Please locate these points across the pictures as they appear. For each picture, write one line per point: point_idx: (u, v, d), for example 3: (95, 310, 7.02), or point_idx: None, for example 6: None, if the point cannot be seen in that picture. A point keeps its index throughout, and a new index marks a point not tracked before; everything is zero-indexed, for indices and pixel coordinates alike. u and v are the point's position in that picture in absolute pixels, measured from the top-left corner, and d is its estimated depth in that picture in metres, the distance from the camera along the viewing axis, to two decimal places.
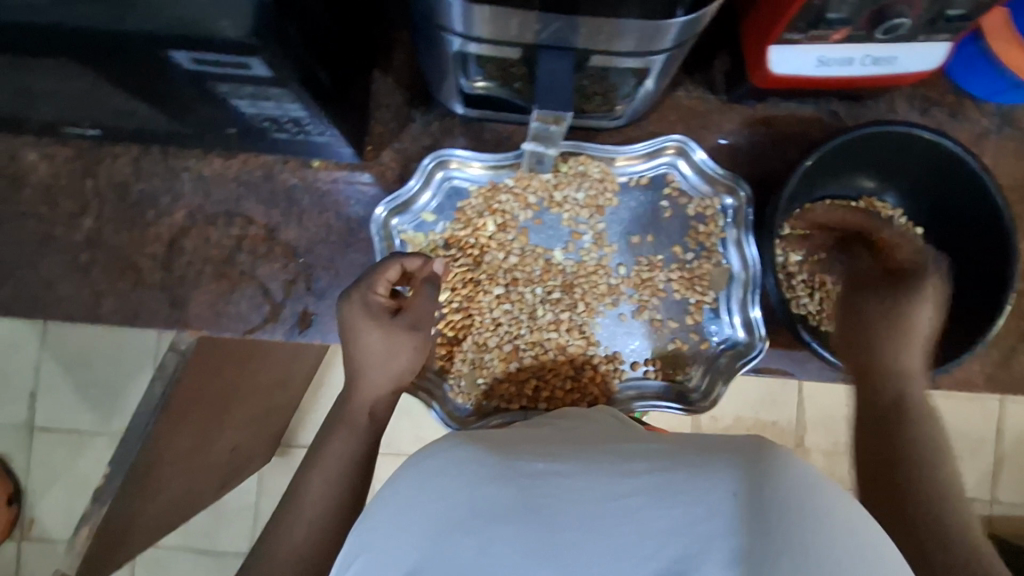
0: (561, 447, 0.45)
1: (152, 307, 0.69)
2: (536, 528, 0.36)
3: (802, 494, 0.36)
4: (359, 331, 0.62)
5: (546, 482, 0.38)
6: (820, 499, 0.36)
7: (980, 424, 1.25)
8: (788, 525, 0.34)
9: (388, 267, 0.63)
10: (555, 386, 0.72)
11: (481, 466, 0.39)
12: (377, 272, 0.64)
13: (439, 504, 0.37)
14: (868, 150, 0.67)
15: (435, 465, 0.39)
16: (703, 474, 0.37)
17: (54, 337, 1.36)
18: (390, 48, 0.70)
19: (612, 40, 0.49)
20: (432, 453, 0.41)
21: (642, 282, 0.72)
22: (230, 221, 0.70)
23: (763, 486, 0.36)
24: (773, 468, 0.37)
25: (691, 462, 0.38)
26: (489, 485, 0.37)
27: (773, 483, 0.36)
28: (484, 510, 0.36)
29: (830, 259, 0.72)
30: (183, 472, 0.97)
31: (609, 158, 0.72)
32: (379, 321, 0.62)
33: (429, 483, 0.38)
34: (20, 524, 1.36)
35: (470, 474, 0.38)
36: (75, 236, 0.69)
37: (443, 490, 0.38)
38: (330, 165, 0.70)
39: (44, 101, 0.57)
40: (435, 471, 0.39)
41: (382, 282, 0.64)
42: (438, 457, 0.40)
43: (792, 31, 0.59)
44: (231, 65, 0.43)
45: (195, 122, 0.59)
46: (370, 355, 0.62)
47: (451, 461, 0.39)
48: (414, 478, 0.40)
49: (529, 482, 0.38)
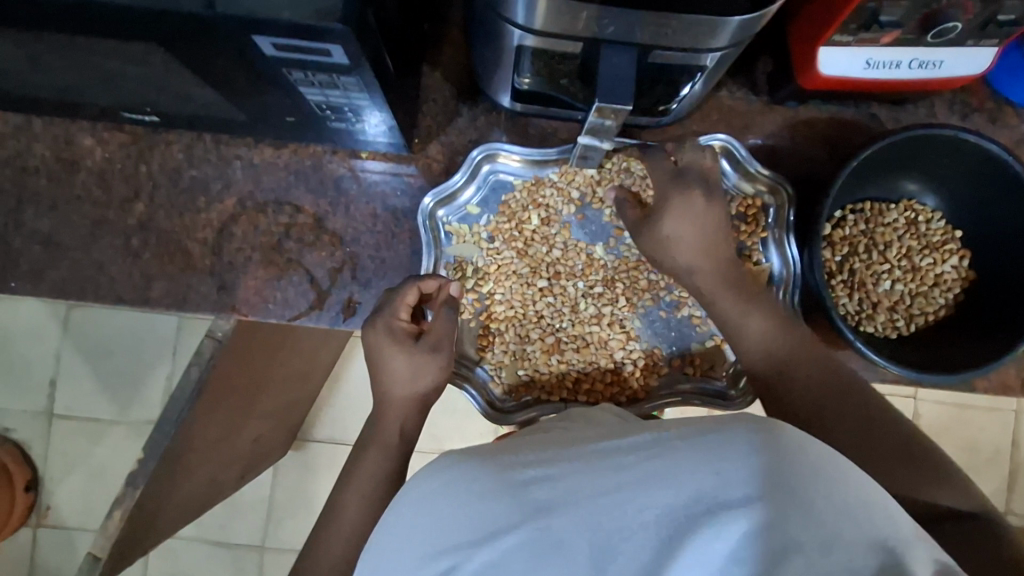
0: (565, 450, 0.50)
1: (200, 291, 0.70)
2: (530, 533, 0.43)
3: (794, 463, 0.40)
4: (384, 356, 0.63)
5: (539, 489, 0.46)
6: (815, 465, 0.40)
7: (997, 434, 1.26)
8: (777, 492, 0.39)
9: (406, 292, 0.64)
10: (595, 379, 0.73)
11: (478, 486, 0.47)
12: (395, 299, 0.64)
13: (447, 522, 0.46)
14: (913, 154, 0.67)
15: (435, 487, 0.48)
16: (693, 458, 0.42)
17: (79, 325, 1.37)
18: (439, 43, 0.71)
19: (674, 36, 0.50)
20: (430, 478, 0.49)
21: None
22: (278, 209, 0.71)
23: (751, 463, 0.40)
24: (766, 440, 0.41)
25: (681, 450, 0.43)
26: (486, 502, 0.46)
27: (763, 458, 0.40)
28: (484, 524, 0.45)
29: (869, 260, 0.72)
30: (211, 459, 0.98)
31: (650, 156, 0.72)
32: (402, 346, 0.63)
33: (435, 504, 0.47)
34: (37, 511, 1.37)
35: (469, 493, 0.47)
36: (127, 220, 0.70)
37: (446, 511, 0.46)
38: (378, 156, 0.72)
39: (110, 86, 0.58)
40: (437, 494, 0.48)
41: (401, 307, 0.64)
42: (438, 481, 0.49)
43: (844, 33, 0.60)
44: (311, 51, 0.44)
45: (256, 109, 0.60)
46: (397, 380, 0.63)
47: (450, 482, 0.48)
48: (418, 500, 0.48)
49: (519, 493, 0.46)
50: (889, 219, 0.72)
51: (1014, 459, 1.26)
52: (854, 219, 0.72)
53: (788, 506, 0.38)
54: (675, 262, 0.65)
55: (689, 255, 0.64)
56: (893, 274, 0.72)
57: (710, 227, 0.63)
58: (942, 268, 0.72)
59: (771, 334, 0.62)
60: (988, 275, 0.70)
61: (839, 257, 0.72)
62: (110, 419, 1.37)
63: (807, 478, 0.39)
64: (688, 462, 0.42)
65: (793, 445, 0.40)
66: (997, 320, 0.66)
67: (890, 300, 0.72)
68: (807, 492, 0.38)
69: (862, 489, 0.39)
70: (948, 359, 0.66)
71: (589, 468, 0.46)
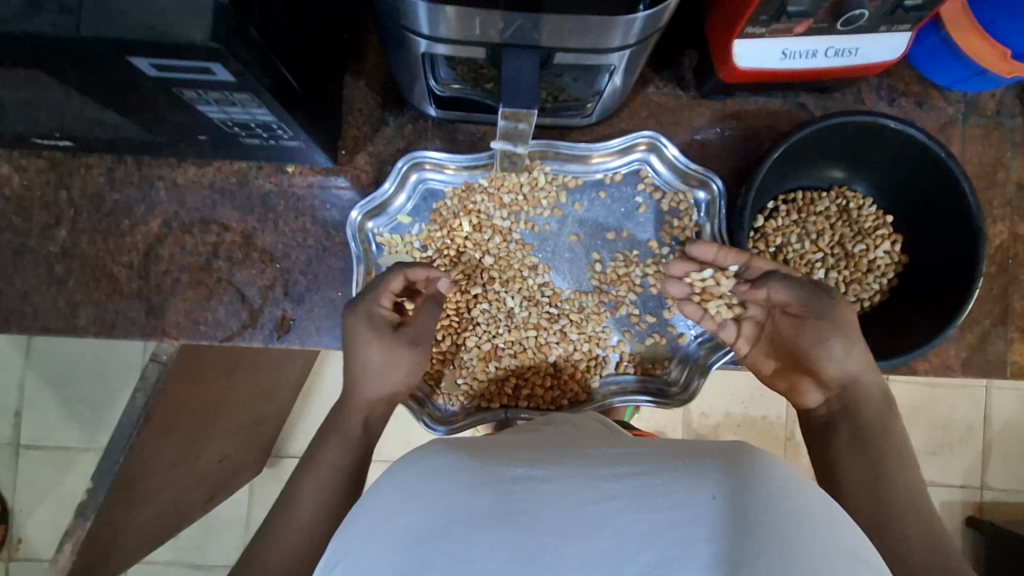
0: (537, 450, 0.46)
1: (129, 316, 0.69)
2: (510, 532, 0.36)
3: (781, 498, 0.37)
4: (360, 345, 0.63)
5: (525, 486, 0.38)
6: (796, 503, 0.38)
7: (969, 411, 1.26)
8: (767, 521, 0.35)
9: (392, 280, 0.63)
10: (535, 383, 0.72)
11: (469, 473, 0.39)
12: (381, 285, 0.63)
13: (416, 514, 0.37)
14: (837, 141, 0.68)
15: (417, 473, 0.40)
16: (686, 477, 0.38)
17: (39, 354, 1.35)
18: (361, 52, 0.70)
19: (576, 37, 0.50)
20: (412, 462, 0.42)
21: (618, 278, 0.73)
22: (205, 229, 0.70)
23: (740, 487, 0.37)
24: (752, 468, 0.39)
25: (675, 468, 0.39)
26: (475, 491, 0.38)
27: (746, 488, 0.37)
28: (464, 516, 0.37)
29: (803, 250, 0.73)
30: (169, 484, 0.96)
31: (584, 156, 0.72)
32: (379, 336, 0.63)
33: (414, 491, 0.39)
34: (8, 544, 1.35)
35: (452, 482, 0.39)
36: (50, 247, 0.69)
37: (428, 493, 0.38)
38: (305, 170, 0.70)
39: (11, 113, 0.57)
40: (417, 479, 0.40)
41: (385, 295, 0.63)
42: (422, 464, 0.41)
43: (756, 24, 0.60)
44: (192, 69, 0.43)
45: (167, 130, 0.59)
46: (375, 369, 0.63)
47: (435, 467, 0.40)
48: (399, 485, 0.40)
49: (509, 488, 0.38)
50: (820, 207, 0.73)
51: (985, 435, 1.27)
52: (786, 210, 0.72)
53: (783, 547, 0.34)
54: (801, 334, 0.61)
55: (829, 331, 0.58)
56: (828, 263, 0.73)
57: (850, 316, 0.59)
58: (875, 253, 0.72)
59: (868, 399, 0.60)
60: (918, 259, 0.70)
61: (773, 248, 0.72)
62: (79, 447, 1.35)
63: (793, 515, 0.37)
64: (686, 476, 0.38)
65: (776, 480, 0.39)
66: (927, 303, 0.67)
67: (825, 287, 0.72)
68: (795, 529, 0.36)
69: (839, 531, 0.37)
70: (880, 342, 0.67)
71: (573, 472, 0.40)
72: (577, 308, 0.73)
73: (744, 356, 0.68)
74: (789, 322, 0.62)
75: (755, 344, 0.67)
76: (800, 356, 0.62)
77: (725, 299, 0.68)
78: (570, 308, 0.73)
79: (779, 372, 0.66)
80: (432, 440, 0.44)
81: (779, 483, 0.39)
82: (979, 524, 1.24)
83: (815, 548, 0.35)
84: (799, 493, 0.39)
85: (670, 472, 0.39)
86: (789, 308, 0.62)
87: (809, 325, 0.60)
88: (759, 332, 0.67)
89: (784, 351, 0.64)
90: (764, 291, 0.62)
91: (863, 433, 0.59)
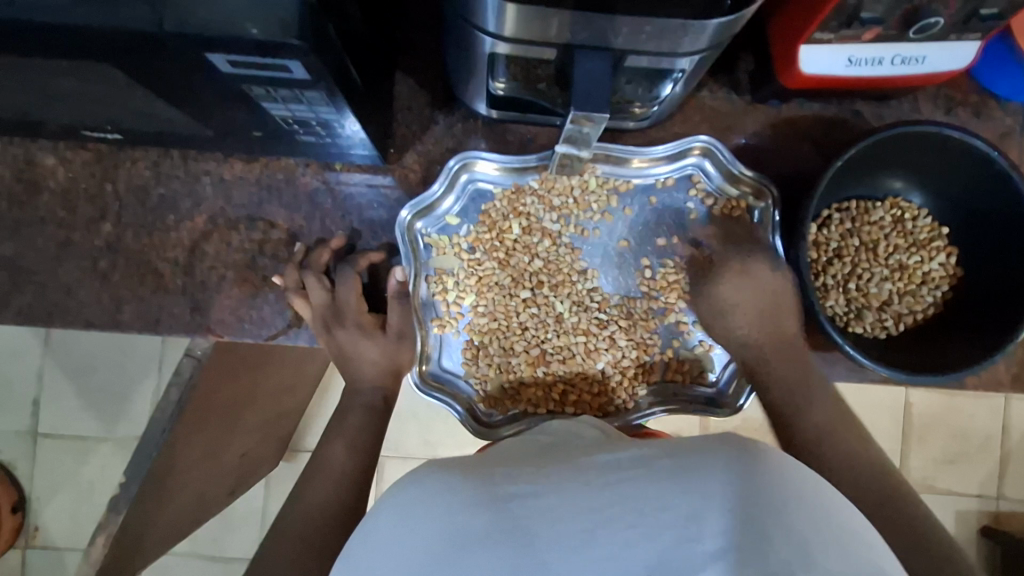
0: (555, 466, 0.46)
1: (173, 313, 0.68)
2: (513, 545, 0.38)
3: (782, 488, 0.39)
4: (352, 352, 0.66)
5: (526, 499, 0.41)
6: (797, 493, 0.39)
7: (988, 421, 1.25)
8: (772, 516, 0.37)
9: (349, 282, 0.66)
10: (582, 390, 0.72)
11: (464, 494, 0.42)
12: (345, 289, 0.66)
13: (421, 534, 0.40)
14: (899, 150, 0.66)
15: (415, 494, 0.43)
16: (690, 475, 0.40)
17: (58, 343, 1.34)
18: (412, 49, 0.69)
19: (651, 39, 0.48)
20: (411, 484, 0.44)
21: (668, 285, 0.72)
22: (251, 226, 0.69)
23: (740, 478, 0.39)
24: (749, 458, 0.40)
25: (672, 468, 0.41)
26: (472, 510, 0.40)
27: (742, 480, 0.39)
28: (463, 534, 0.39)
29: (858, 260, 0.72)
30: (195, 479, 0.96)
31: (635, 160, 0.71)
32: (366, 338, 0.66)
33: (415, 510, 0.41)
34: (25, 532, 1.35)
35: (450, 500, 0.41)
36: (94, 242, 0.68)
37: (427, 516, 0.41)
38: (352, 168, 0.69)
39: (66, 106, 0.55)
40: (413, 501, 0.42)
41: (355, 300, 0.67)
42: (419, 486, 0.43)
43: (825, 30, 0.58)
44: (269, 67, 0.42)
45: (222, 125, 0.58)
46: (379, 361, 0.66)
47: (432, 487, 0.43)
48: (400, 503, 0.43)
49: (509, 503, 0.41)
50: (875, 217, 0.72)
51: (1004, 446, 1.26)
52: (840, 220, 0.71)
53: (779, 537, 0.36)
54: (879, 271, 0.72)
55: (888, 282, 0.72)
56: (882, 274, 0.72)
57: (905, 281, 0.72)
58: (930, 265, 0.71)
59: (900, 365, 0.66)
60: (974, 272, 0.69)
61: (826, 258, 0.72)
62: (98, 437, 1.34)
63: (796, 506, 0.38)
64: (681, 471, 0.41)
65: (776, 468, 0.40)
66: (984, 315, 0.66)
67: (880, 300, 0.71)
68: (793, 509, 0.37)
69: (833, 516, 0.38)
70: (936, 356, 0.65)
71: (576, 482, 0.42)
72: (626, 315, 0.72)
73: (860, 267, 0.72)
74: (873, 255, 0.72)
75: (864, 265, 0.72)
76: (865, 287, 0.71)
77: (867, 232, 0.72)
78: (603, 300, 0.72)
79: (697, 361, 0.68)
80: (426, 464, 0.47)
81: (781, 470, 0.40)
82: (996, 535, 1.23)
83: (815, 535, 0.36)
84: (802, 485, 0.40)
85: (664, 471, 0.41)
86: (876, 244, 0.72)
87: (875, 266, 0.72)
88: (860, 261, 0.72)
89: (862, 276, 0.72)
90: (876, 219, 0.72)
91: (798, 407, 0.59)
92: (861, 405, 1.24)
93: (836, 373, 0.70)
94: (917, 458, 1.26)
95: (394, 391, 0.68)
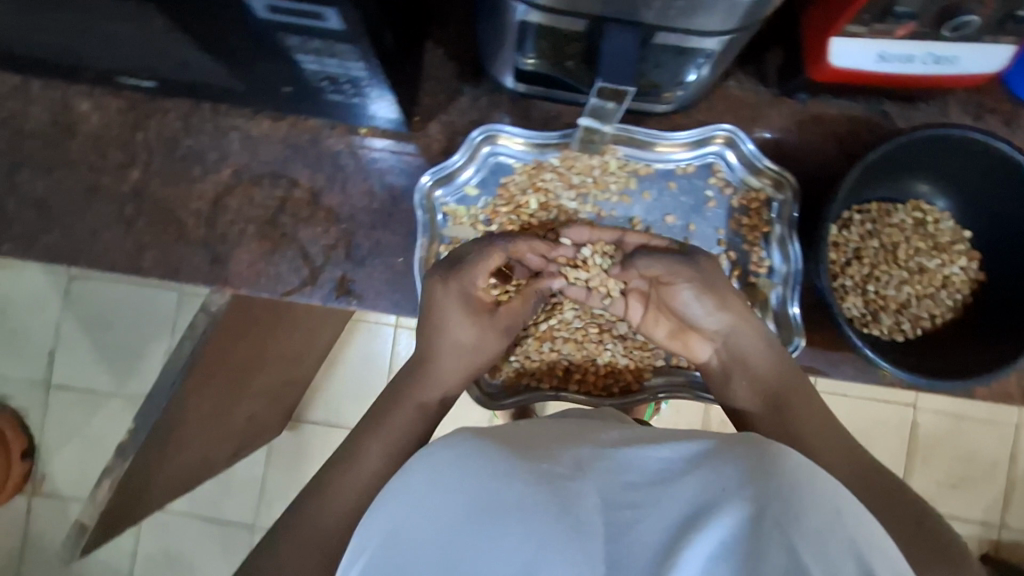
0: (578, 453, 0.46)
1: (192, 263, 0.69)
2: (540, 523, 0.38)
3: (803, 486, 0.38)
4: (450, 325, 0.64)
5: (554, 485, 0.41)
6: (825, 494, 0.38)
7: (997, 445, 1.24)
8: (797, 514, 0.36)
9: (490, 258, 0.64)
10: (587, 370, 0.73)
11: (499, 464, 0.42)
12: (479, 263, 0.64)
13: (451, 500, 0.40)
14: (922, 153, 0.66)
15: (447, 459, 0.43)
16: (714, 479, 0.40)
17: (77, 296, 1.38)
18: (444, 21, 0.70)
19: (682, 16, 0.48)
20: (442, 449, 0.44)
21: (601, 246, 0.70)
22: (274, 183, 0.70)
23: (764, 481, 0.39)
24: (774, 462, 0.40)
25: (696, 473, 0.41)
26: (506, 480, 0.40)
27: (769, 484, 0.38)
28: (494, 507, 0.39)
29: (876, 262, 0.71)
30: (200, 436, 0.97)
31: (656, 143, 0.71)
32: (472, 316, 0.65)
33: (446, 476, 0.41)
34: (32, 480, 1.38)
35: (484, 470, 0.41)
36: (122, 187, 0.70)
37: (463, 478, 0.41)
38: (377, 133, 0.71)
39: (106, 48, 0.57)
40: (445, 463, 0.42)
41: (480, 274, 0.64)
42: (449, 451, 0.43)
43: (857, 23, 0.58)
44: (305, 14, 0.43)
45: (254, 79, 0.59)
46: (459, 348, 0.65)
47: (465, 454, 0.43)
48: (429, 469, 0.43)
49: (538, 483, 0.41)
50: (894, 219, 0.71)
51: (1011, 473, 1.24)
52: (859, 220, 0.71)
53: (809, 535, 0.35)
54: (900, 272, 0.71)
55: (910, 285, 0.71)
56: (899, 277, 0.71)
57: (930, 285, 0.71)
58: (950, 269, 0.71)
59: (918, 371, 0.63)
60: (996, 279, 0.69)
61: (844, 258, 0.71)
62: (107, 391, 1.37)
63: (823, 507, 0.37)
64: (708, 476, 0.41)
65: (800, 470, 0.40)
66: (1006, 321, 0.65)
67: (897, 303, 0.70)
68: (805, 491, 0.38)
69: (864, 522, 0.38)
70: (954, 363, 0.65)
71: (599, 478, 0.43)
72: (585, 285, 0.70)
73: (880, 268, 0.71)
74: (892, 256, 0.71)
75: (883, 266, 0.71)
76: (888, 289, 0.71)
77: (890, 232, 0.71)
78: (611, 253, 0.70)
79: (673, 335, 0.68)
80: (456, 430, 0.47)
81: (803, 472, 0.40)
82: (996, 561, 1.21)
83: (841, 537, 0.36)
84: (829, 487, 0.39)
85: (688, 478, 0.41)
86: (896, 246, 0.71)
87: (897, 268, 0.71)
88: (879, 261, 0.71)
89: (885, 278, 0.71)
90: (896, 220, 0.71)
91: (781, 400, 0.60)
92: (867, 420, 1.23)
93: (843, 372, 0.70)
94: (921, 478, 1.24)
95: (452, 391, 0.66)
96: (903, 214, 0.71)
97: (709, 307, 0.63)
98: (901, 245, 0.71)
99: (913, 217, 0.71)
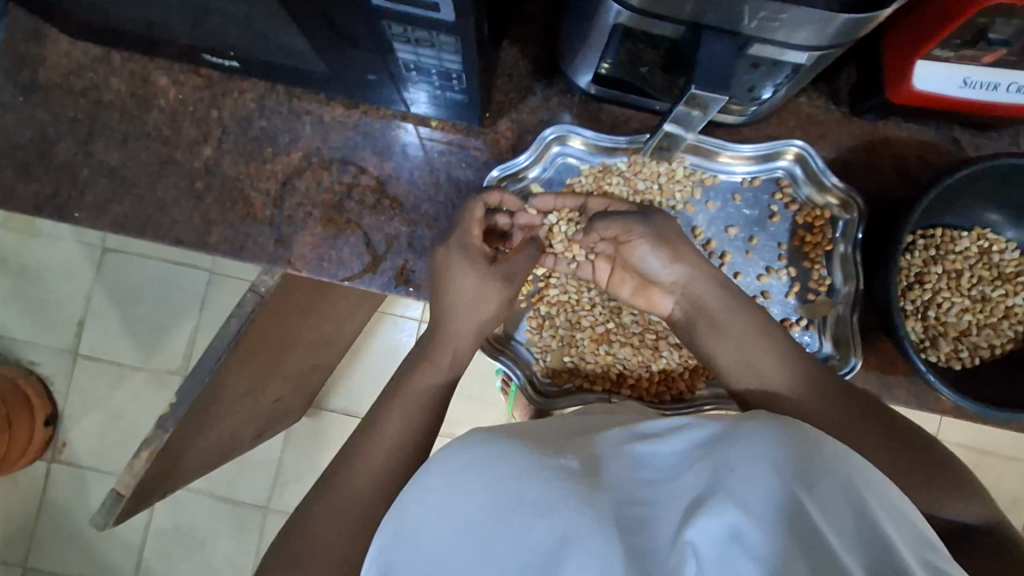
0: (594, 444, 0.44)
1: (257, 242, 0.70)
2: (559, 517, 0.36)
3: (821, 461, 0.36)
4: (453, 277, 0.63)
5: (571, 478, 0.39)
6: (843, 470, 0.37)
7: (1019, 484, 1.22)
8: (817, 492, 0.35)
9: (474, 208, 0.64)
10: (640, 375, 0.73)
11: (517, 461, 0.40)
12: (467, 214, 0.64)
13: (471, 503, 0.39)
14: (996, 183, 0.65)
15: (464, 459, 0.41)
16: (734, 457, 0.37)
17: (113, 268, 1.39)
18: (522, 20, 0.71)
19: (783, 29, 0.48)
20: (458, 449, 0.42)
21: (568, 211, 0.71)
22: (343, 168, 0.71)
23: (783, 456, 0.36)
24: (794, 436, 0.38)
25: (714, 452, 0.39)
26: (525, 479, 0.39)
27: (789, 459, 0.36)
28: (513, 505, 0.38)
29: (939, 287, 0.71)
30: (233, 414, 0.97)
31: (725, 154, 0.71)
32: (475, 266, 0.63)
33: (462, 478, 0.40)
34: (53, 446, 1.39)
35: (502, 469, 0.40)
36: (194, 162, 0.71)
37: (481, 480, 0.39)
38: (447, 126, 0.71)
39: (201, 25, 0.58)
40: (462, 464, 0.41)
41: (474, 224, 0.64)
42: (465, 453, 0.41)
43: (945, 47, 0.58)
44: (419, 4, 0.43)
45: (340, 65, 0.60)
46: (461, 305, 0.64)
47: (483, 454, 0.41)
48: (447, 469, 0.41)
49: (554, 478, 0.39)
50: (960, 246, 0.71)
51: None
52: (923, 245, 0.70)
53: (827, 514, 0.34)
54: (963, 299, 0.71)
55: (971, 313, 0.70)
56: (962, 304, 0.70)
57: (992, 313, 0.71)
58: (1013, 300, 0.71)
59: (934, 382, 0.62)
60: None
61: (907, 281, 0.71)
62: (136, 363, 1.38)
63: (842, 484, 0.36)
64: (727, 455, 0.38)
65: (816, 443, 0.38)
66: None
67: (958, 329, 0.70)
68: (825, 466, 0.37)
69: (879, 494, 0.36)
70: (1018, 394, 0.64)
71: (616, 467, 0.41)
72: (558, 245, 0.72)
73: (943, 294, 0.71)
74: (954, 282, 0.71)
75: (945, 292, 0.71)
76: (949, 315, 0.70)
77: (955, 259, 0.71)
78: (576, 219, 0.71)
79: (637, 292, 0.70)
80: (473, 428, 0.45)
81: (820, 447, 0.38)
82: None
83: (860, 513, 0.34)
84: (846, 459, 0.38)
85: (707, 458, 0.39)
86: (960, 273, 0.71)
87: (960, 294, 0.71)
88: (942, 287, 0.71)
89: (948, 304, 0.70)
90: (959, 246, 0.71)
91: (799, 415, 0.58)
92: None
93: (896, 398, 0.69)
94: None
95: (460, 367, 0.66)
96: (966, 241, 0.71)
97: (664, 260, 0.64)
98: (965, 272, 0.71)
99: (979, 245, 0.71)
